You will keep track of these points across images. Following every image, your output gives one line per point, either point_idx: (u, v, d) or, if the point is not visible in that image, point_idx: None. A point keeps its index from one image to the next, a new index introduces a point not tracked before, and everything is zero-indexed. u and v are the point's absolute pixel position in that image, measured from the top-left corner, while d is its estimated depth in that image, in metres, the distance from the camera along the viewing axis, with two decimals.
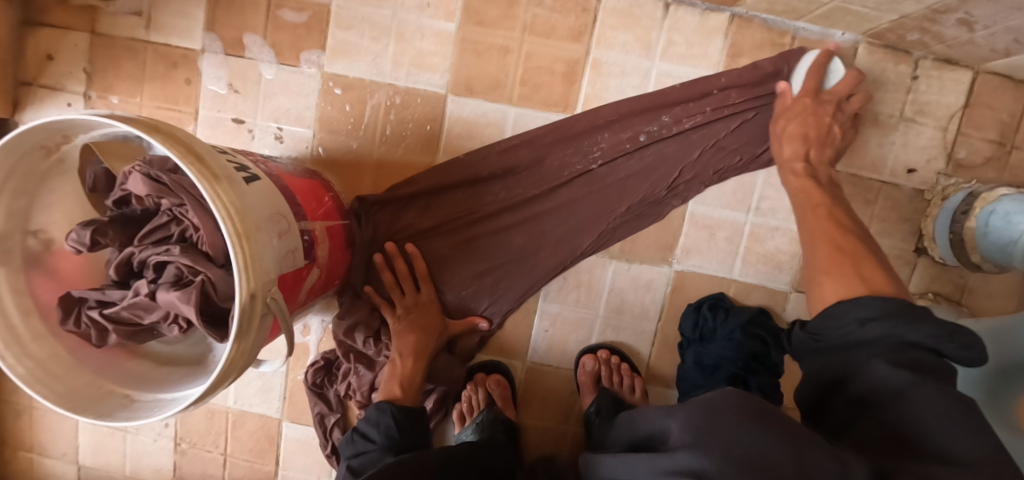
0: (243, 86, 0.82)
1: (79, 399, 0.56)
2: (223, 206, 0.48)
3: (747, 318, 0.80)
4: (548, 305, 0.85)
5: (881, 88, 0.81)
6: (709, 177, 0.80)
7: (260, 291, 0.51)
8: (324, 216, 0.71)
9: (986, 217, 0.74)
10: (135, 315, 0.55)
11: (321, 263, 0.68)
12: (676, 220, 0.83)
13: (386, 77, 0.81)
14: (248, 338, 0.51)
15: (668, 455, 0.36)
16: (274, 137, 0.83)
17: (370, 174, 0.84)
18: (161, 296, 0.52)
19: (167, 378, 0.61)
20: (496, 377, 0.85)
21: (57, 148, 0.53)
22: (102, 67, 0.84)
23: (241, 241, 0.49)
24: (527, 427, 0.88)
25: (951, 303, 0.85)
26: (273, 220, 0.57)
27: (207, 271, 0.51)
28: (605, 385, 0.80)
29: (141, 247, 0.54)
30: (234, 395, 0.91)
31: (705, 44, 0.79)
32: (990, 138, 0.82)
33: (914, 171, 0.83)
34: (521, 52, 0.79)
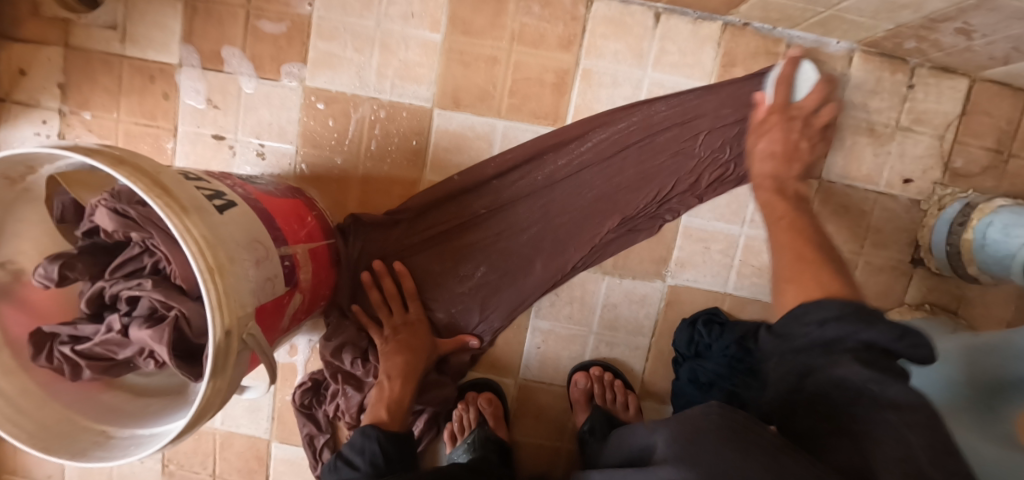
0: (223, 101, 0.80)
1: (51, 437, 0.53)
2: (193, 240, 0.46)
3: (744, 333, 0.78)
4: (539, 321, 0.83)
5: (879, 96, 0.79)
6: (704, 189, 0.78)
7: (235, 327, 0.49)
8: (307, 237, 0.69)
9: (984, 229, 0.73)
10: (109, 351, 0.53)
11: (304, 287, 0.66)
12: (670, 233, 0.81)
13: (370, 90, 0.78)
14: (225, 375, 0.49)
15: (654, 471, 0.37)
16: (256, 154, 0.81)
17: (356, 191, 0.81)
18: (134, 333, 0.50)
19: (146, 411, 0.59)
20: (487, 395, 0.83)
21: (21, 179, 0.51)
22: (76, 81, 0.81)
23: (213, 277, 0.47)
24: (522, 444, 0.86)
25: (948, 314, 0.84)
26: (249, 249, 0.54)
27: (179, 307, 0.49)
28: (598, 403, 0.79)
29: (112, 281, 0.52)
30: (222, 416, 0.89)
31: (698, 53, 0.77)
32: (987, 147, 0.81)
33: (911, 181, 0.81)
34: (509, 63, 0.77)
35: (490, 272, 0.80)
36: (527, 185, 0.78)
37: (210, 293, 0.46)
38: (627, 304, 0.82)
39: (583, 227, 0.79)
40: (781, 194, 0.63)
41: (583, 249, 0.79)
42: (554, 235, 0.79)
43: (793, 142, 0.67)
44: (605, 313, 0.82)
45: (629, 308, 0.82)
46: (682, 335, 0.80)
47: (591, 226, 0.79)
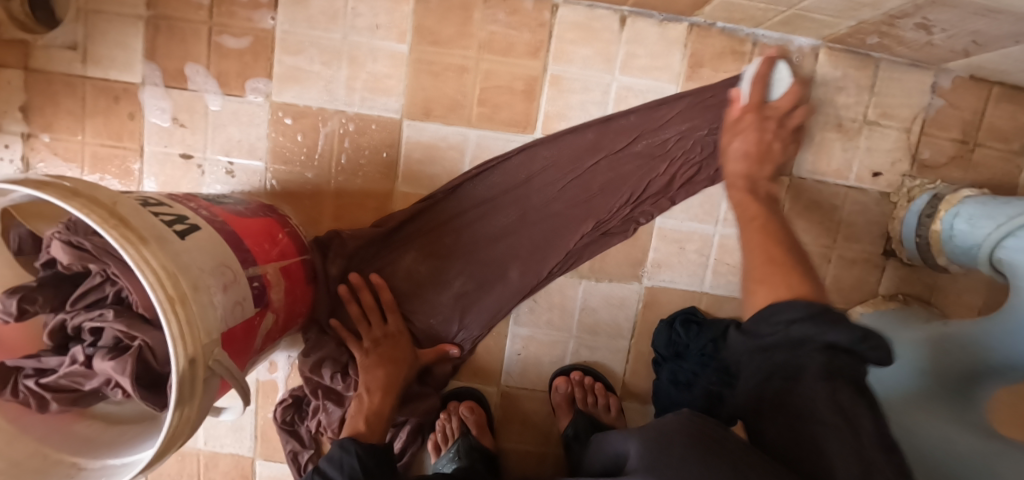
0: (190, 119, 0.78)
1: (21, 472, 0.52)
2: (151, 271, 0.46)
3: (723, 331, 0.78)
4: (519, 328, 0.83)
5: (846, 92, 0.79)
6: (678, 189, 0.79)
7: (200, 355, 0.48)
8: (278, 256, 0.69)
9: (951, 220, 0.74)
10: (74, 382, 0.53)
11: (276, 306, 0.66)
12: (645, 236, 0.81)
13: (338, 104, 0.77)
14: (192, 404, 0.49)
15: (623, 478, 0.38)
16: (225, 172, 0.80)
17: (329, 204, 0.80)
18: (97, 365, 0.49)
19: (119, 439, 0.58)
20: (468, 403, 0.83)
21: None
22: (39, 104, 0.79)
23: (175, 306, 0.46)
24: (509, 451, 0.86)
25: (921, 303, 0.85)
26: (214, 274, 0.54)
27: (141, 337, 0.49)
28: (580, 407, 0.79)
29: (73, 312, 0.52)
30: (204, 436, 0.88)
31: (666, 55, 0.77)
32: (953, 138, 0.82)
33: (881, 174, 0.82)
34: (478, 71, 0.77)
35: (467, 282, 0.80)
36: (501, 195, 0.78)
37: (172, 324, 0.45)
38: (605, 308, 0.82)
39: (559, 233, 0.79)
40: (753, 194, 0.63)
41: (560, 254, 0.79)
42: (531, 242, 0.79)
43: (766, 144, 0.68)
44: (584, 317, 0.82)
45: (608, 312, 0.83)
46: (660, 336, 0.80)
47: (567, 233, 0.79)
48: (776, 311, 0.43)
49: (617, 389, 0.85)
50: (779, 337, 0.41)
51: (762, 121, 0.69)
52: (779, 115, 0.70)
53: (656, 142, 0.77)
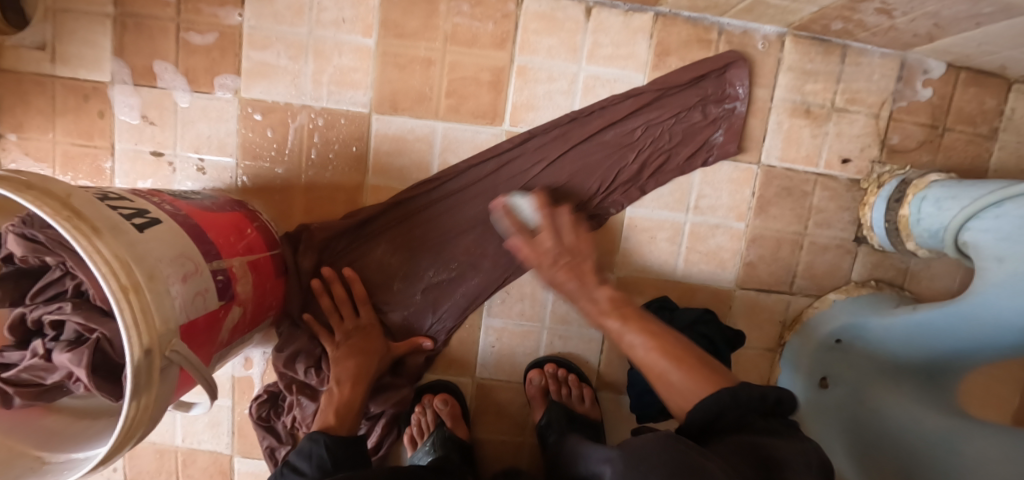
0: (159, 116, 0.79)
1: None
2: (104, 260, 0.46)
3: (693, 319, 0.79)
4: (492, 319, 0.83)
5: (812, 78, 0.80)
6: (648, 177, 0.79)
7: (156, 344, 0.49)
8: (246, 250, 0.69)
9: (918, 204, 0.74)
10: (36, 376, 0.53)
11: (243, 299, 0.66)
12: (615, 225, 0.81)
13: (306, 98, 0.78)
14: (150, 393, 0.49)
15: None
16: (196, 169, 0.80)
17: (300, 199, 0.81)
18: (57, 358, 0.50)
19: (83, 433, 0.59)
20: (443, 395, 0.83)
21: None
22: (9, 104, 0.80)
23: (128, 295, 0.47)
24: (484, 442, 0.87)
25: (894, 288, 0.85)
26: (174, 265, 0.54)
27: (100, 329, 0.49)
28: (553, 398, 0.79)
29: (32, 305, 0.52)
30: (182, 433, 0.89)
31: (631, 45, 0.77)
32: (921, 122, 0.82)
33: (850, 160, 0.82)
34: (444, 64, 0.77)
35: (440, 273, 0.80)
36: (473, 185, 0.79)
37: (125, 313, 0.46)
38: None
39: None
40: None
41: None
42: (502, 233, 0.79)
43: None
44: (556, 307, 0.83)
45: None
46: None
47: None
48: (743, 385, 0.46)
49: (591, 379, 0.85)
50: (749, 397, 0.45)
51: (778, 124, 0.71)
52: (798, 116, 0.71)
53: (625, 129, 0.78)
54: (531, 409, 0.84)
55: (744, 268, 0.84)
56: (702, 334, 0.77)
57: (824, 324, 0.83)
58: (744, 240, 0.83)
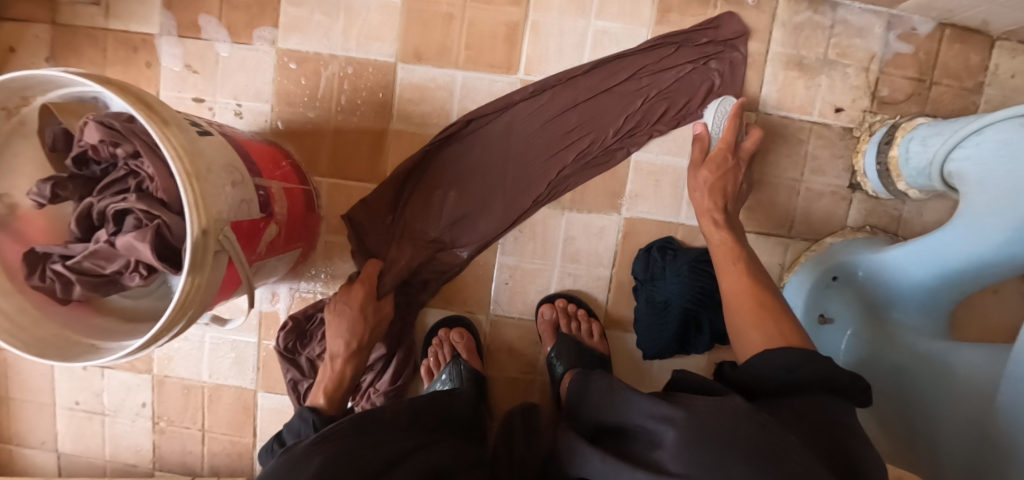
0: (201, 66, 0.86)
1: (45, 346, 0.59)
2: (172, 147, 0.52)
3: (695, 258, 0.83)
4: (505, 258, 0.88)
5: (803, 34, 0.86)
6: (655, 122, 0.85)
7: (212, 228, 0.54)
8: (282, 177, 0.75)
9: (906, 145, 0.79)
10: (97, 265, 0.58)
11: (280, 218, 0.72)
12: (622, 168, 0.87)
13: (337, 50, 0.85)
14: (204, 273, 0.54)
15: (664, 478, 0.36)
16: (234, 114, 0.87)
17: (329, 142, 0.87)
18: (120, 241, 0.55)
19: (132, 330, 0.64)
20: (460, 329, 0.88)
21: (17, 110, 0.58)
22: (64, 56, 0.87)
23: (191, 181, 0.52)
24: (495, 379, 0.91)
25: (888, 234, 0.90)
26: (226, 169, 0.60)
27: (162, 216, 0.55)
28: (563, 331, 0.84)
29: (100, 197, 0.57)
30: (209, 369, 0.93)
31: (636, 2, 0.84)
32: (909, 76, 0.88)
33: (842, 110, 0.88)
34: (464, 19, 0.84)
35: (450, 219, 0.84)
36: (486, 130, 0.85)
37: (188, 193, 0.52)
38: (585, 237, 0.88)
39: (539, 166, 0.84)
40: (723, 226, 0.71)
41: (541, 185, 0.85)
42: (519, 173, 0.84)
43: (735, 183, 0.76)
44: (566, 246, 0.88)
45: (588, 241, 0.88)
46: (639, 263, 0.86)
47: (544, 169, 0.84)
48: (769, 357, 0.46)
49: (600, 316, 0.89)
50: (788, 377, 0.45)
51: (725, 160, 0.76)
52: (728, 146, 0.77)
53: (630, 79, 0.84)
54: (542, 345, 0.88)
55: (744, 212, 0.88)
56: (704, 270, 0.82)
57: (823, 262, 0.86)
58: None
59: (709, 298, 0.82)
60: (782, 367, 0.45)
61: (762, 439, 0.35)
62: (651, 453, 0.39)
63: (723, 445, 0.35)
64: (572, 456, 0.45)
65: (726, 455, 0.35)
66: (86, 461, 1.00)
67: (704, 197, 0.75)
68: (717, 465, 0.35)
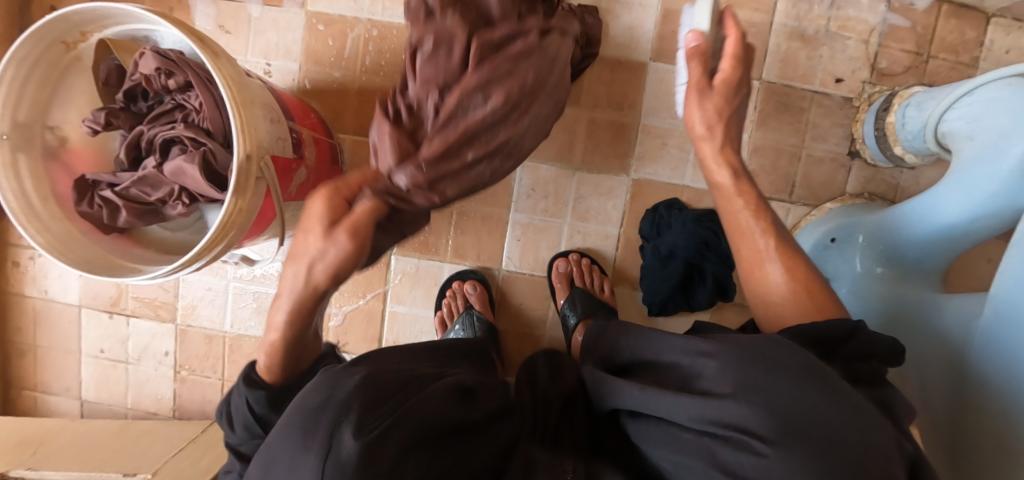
0: (234, 26, 0.90)
1: (91, 264, 0.62)
2: (224, 78, 0.57)
3: (699, 214, 0.87)
4: (518, 215, 0.91)
5: (807, 6, 0.90)
6: (660, 89, 0.90)
7: (256, 155, 0.58)
8: (311, 127, 0.80)
9: (903, 110, 0.83)
10: (142, 193, 0.63)
11: (310, 164, 0.76)
12: (631, 131, 0.91)
13: (364, 13, 0.89)
14: (246, 197, 0.58)
15: (708, 399, 0.35)
16: (263, 72, 0.91)
17: (353, 101, 0.91)
18: (169, 165, 0.59)
19: (171, 258, 0.68)
20: (472, 282, 0.91)
21: (74, 46, 0.61)
22: None
23: (240, 109, 0.57)
24: (505, 333, 0.95)
25: (885, 201, 0.94)
26: (266, 107, 0.65)
27: (208, 144, 0.59)
28: (578, 284, 0.88)
29: (150, 126, 0.61)
30: (231, 319, 0.97)
31: None
32: (907, 49, 0.92)
33: (843, 81, 0.92)
34: None
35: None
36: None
37: (236, 120, 0.56)
38: (596, 197, 0.92)
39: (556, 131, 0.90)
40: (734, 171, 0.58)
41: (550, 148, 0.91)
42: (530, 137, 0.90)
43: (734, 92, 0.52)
44: (577, 205, 0.92)
45: (598, 200, 0.92)
46: (646, 222, 0.90)
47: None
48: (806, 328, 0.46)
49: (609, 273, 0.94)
50: (832, 340, 0.45)
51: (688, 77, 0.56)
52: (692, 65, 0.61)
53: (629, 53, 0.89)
54: (553, 299, 0.92)
55: (747, 176, 0.92)
56: (708, 226, 0.85)
57: (821, 226, 0.91)
58: (748, 149, 0.92)
59: (713, 251, 0.85)
60: (833, 337, 0.45)
61: (813, 364, 0.36)
62: (685, 385, 0.39)
63: (766, 366, 0.35)
64: (602, 390, 0.45)
65: (776, 375, 0.35)
66: (108, 407, 1.04)
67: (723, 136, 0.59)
68: (768, 385, 0.34)
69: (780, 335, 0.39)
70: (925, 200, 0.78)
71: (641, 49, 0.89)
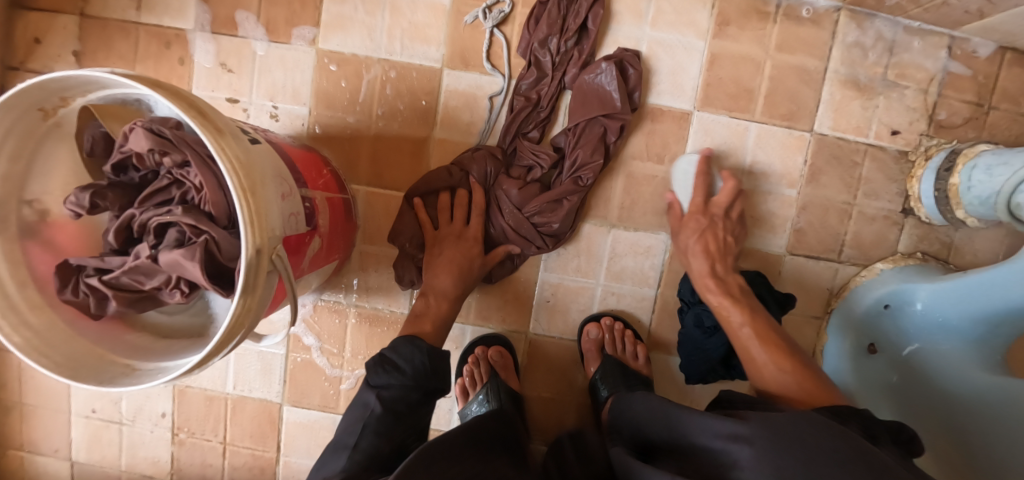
0: (237, 64, 0.82)
1: (77, 366, 0.54)
2: (228, 161, 0.49)
3: (748, 280, 0.82)
4: (548, 275, 0.85)
5: (863, 53, 0.83)
6: (703, 140, 0.83)
7: (266, 247, 0.50)
8: (324, 186, 0.72)
9: (968, 172, 0.77)
10: (135, 281, 0.54)
11: (323, 231, 0.69)
12: (671, 185, 0.84)
13: (381, 52, 0.81)
14: (255, 296, 0.51)
15: None
16: (270, 116, 0.83)
17: (368, 148, 0.83)
18: (164, 257, 0.51)
19: (168, 348, 0.60)
20: (496, 348, 0.84)
21: (54, 111, 0.53)
22: (92, 48, 0.83)
23: (247, 196, 0.49)
24: (531, 399, 0.88)
25: (939, 261, 0.88)
26: (276, 180, 0.56)
27: (210, 232, 0.51)
28: (609, 352, 0.81)
29: (142, 209, 0.53)
30: (233, 381, 0.89)
31: (693, 12, 0.81)
32: (967, 100, 0.85)
33: (898, 133, 0.85)
34: (514, 24, 0.80)
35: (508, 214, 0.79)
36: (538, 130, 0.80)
37: (244, 211, 0.48)
38: (631, 255, 0.85)
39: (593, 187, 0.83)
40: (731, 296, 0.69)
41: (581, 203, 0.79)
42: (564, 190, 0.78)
43: (721, 240, 0.76)
44: (611, 265, 0.85)
45: (634, 259, 0.85)
46: (686, 285, 0.83)
47: (598, 158, 0.77)
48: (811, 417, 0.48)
49: (643, 337, 0.87)
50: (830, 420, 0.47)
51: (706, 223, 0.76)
52: (721, 210, 0.77)
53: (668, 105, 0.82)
54: (584, 366, 0.85)
55: (793, 235, 0.86)
56: (759, 293, 0.81)
57: (870, 291, 0.84)
58: (796, 206, 0.85)
59: None
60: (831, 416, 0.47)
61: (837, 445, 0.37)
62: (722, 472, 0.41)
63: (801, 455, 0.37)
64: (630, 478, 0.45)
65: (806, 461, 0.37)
66: (100, 469, 0.96)
67: (700, 262, 0.74)
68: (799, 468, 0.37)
69: (807, 412, 0.42)
70: (968, 283, 0.73)
71: (685, 98, 0.82)
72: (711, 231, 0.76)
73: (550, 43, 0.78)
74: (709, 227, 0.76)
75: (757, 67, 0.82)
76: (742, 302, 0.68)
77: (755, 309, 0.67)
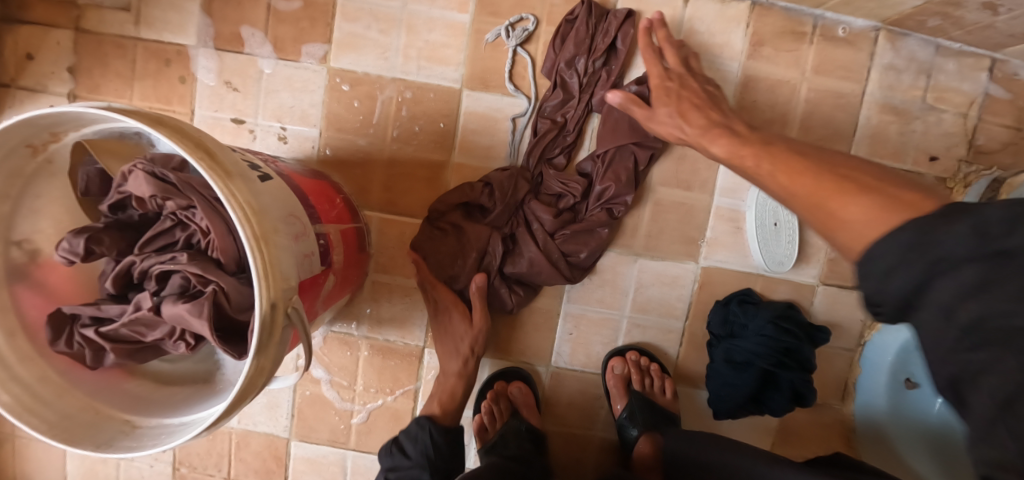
0: (242, 83, 0.77)
1: (73, 427, 0.49)
2: (238, 206, 0.44)
3: (778, 313, 0.77)
4: (571, 306, 0.81)
5: (901, 75, 0.79)
6: (734, 166, 0.79)
7: (280, 299, 0.46)
8: (337, 218, 0.68)
9: (1015, 200, 0.73)
10: (135, 333, 0.50)
11: (336, 268, 0.64)
12: (700, 213, 0.80)
13: (396, 72, 0.77)
14: (269, 353, 0.46)
15: None
16: (277, 138, 0.78)
17: (382, 173, 0.79)
18: (167, 310, 0.46)
19: (171, 399, 0.55)
20: (516, 383, 0.80)
21: (44, 147, 0.48)
22: (87, 64, 0.78)
23: (259, 245, 0.45)
24: (552, 434, 0.84)
25: None
26: (289, 221, 0.52)
27: (218, 282, 0.46)
28: (636, 388, 0.77)
29: (141, 255, 0.49)
30: (237, 414, 0.85)
31: (725, 33, 0.77)
32: (1008, 124, 0.81)
33: (936, 159, 0.82)
34: (537, 43, 0.76)
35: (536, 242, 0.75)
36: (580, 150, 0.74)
37: (256, 261, 0.44)
38: (658, 286, 0.81)
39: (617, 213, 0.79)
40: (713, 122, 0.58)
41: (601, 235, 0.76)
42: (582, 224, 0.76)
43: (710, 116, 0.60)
44: (637, 296, 0.81)
45: (661, 290, 0.81)
46: (715, 317, 0.79)
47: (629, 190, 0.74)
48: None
49: (671, 370, 0.83)
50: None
51: (702, 112, 0.60)
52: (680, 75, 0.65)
53: None
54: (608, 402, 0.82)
55: (827, 264, 0.82)
56: (786, 328, 0.76)
57: None
58: None
59: (794, 359, 0.76)
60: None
61: None
62: None
63: None
64: None
65: None
66: None
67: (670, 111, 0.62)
68: None
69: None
70: None
71: None
72: (685, 90, 0.63)
73: (577, 63, 0.74)
74: (674, 91, 0.63)
75: (791, 90, 0.78)
76: (754, 145, 0.51)
77: (772, 141, 0.52)
